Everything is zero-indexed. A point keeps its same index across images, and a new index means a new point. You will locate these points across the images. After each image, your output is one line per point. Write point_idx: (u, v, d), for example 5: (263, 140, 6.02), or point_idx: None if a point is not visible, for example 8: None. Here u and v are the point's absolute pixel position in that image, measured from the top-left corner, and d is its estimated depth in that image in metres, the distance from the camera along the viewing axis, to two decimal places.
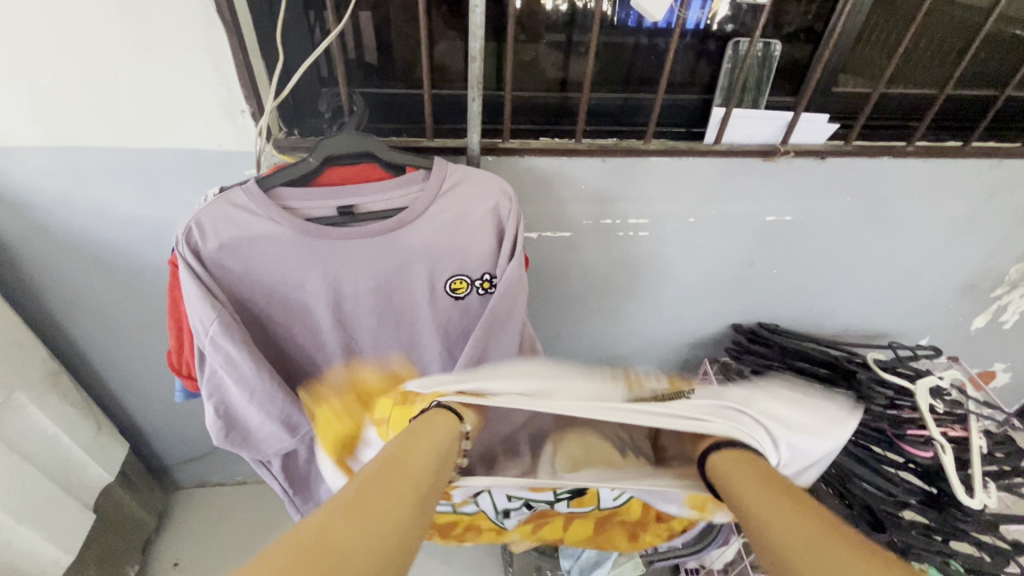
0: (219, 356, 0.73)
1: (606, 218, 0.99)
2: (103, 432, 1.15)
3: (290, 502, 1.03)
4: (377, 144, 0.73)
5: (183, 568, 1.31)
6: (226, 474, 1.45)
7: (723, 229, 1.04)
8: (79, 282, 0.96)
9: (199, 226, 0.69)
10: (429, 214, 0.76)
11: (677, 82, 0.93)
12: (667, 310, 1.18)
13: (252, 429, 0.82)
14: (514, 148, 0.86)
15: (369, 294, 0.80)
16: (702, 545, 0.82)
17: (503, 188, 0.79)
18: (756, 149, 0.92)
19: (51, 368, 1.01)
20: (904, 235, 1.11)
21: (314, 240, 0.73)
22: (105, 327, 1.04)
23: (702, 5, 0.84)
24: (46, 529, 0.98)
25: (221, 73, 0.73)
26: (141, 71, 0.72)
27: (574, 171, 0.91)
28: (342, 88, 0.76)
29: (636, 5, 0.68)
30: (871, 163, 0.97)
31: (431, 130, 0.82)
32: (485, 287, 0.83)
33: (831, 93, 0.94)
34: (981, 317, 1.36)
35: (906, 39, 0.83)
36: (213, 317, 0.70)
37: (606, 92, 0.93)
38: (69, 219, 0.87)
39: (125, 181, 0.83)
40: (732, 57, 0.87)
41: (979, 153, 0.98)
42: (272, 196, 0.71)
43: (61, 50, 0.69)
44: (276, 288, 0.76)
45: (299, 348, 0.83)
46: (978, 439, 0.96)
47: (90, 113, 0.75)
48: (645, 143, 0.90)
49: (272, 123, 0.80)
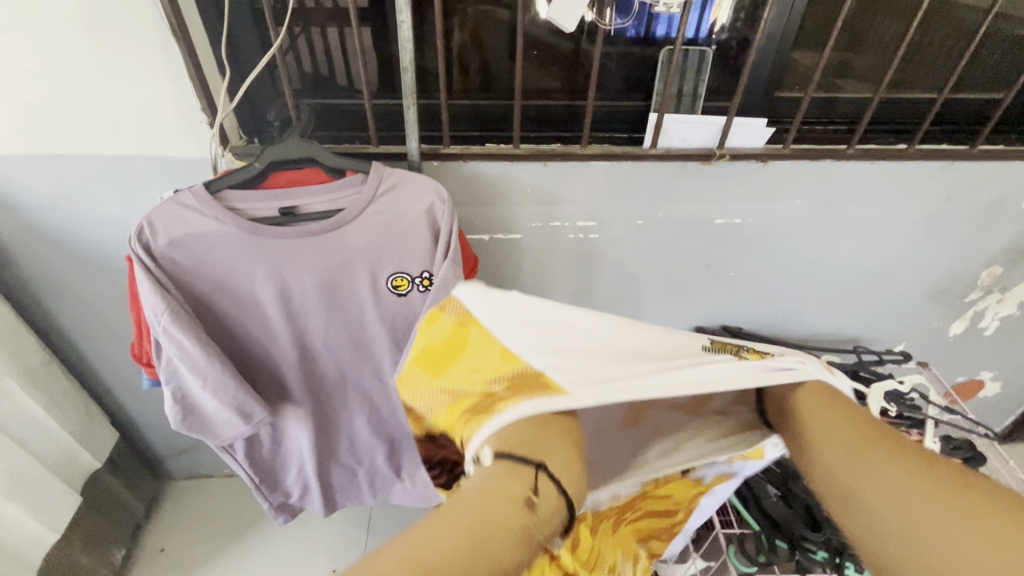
0: (172, 346, 0.79)
1: (555, 221, 1.03)
2: (94, 421, 1.23)
3: (257, 490, 1.08)
4: (318, 149, 0.80)
5: (168, 555, 1.39)
6: (214, 467, 1.52)
7: (672, 231, 1.07)
8: (66, 279, 1.04)
9: (151, 225, 0.76)
10: (366, 214, 0.81)
11: (618, 90, 0.97)
12: (627, 312, 1.20)
13: (208, 415, 0.88)
14: (456, 153, 0.91)
15: (313, 288, 0.85)
16: None
17: (438, 190, 0.84)
18: (694, 152, 0.95)
19: (42, 358, 1.09)
20: (860, 238, 1.11)
21: (257, 238, 0.79)
22: (92, 321, 1.12)
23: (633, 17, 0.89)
24: (31, 507, 1.06)
25: (179, 86, 0.81)
26: (108, 85, 0.80)
27: (518, 175, 0.95)
28: (289, 99, 0.83)
29: (548, 16, 0.73)
30: (815, 166, 0.98)
31: (374, 137, 0.88)
32: (425, 284, 0.87)
33: (769, 97, 0.97)
34: (958, 324, 1.33)
35: (831, 43, 0.86)
36: (164, 309, 0.77)
37: (548, 99, 0.97)
38: (53, 221, 0.95)
39: (101, 186, 0.91)
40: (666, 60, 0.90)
41: (926, 154, 0.98)
42: (219, 197, 0.77)
43: (35, 67, 0.77)
44: (226, 282, 0.82)
45: (253, 339, 0.89)
46: (929, 442, 0.95)
47: (66, 124, 0.83)
48: (583, 148, 0.94)
49: (231, 131, 0.88)
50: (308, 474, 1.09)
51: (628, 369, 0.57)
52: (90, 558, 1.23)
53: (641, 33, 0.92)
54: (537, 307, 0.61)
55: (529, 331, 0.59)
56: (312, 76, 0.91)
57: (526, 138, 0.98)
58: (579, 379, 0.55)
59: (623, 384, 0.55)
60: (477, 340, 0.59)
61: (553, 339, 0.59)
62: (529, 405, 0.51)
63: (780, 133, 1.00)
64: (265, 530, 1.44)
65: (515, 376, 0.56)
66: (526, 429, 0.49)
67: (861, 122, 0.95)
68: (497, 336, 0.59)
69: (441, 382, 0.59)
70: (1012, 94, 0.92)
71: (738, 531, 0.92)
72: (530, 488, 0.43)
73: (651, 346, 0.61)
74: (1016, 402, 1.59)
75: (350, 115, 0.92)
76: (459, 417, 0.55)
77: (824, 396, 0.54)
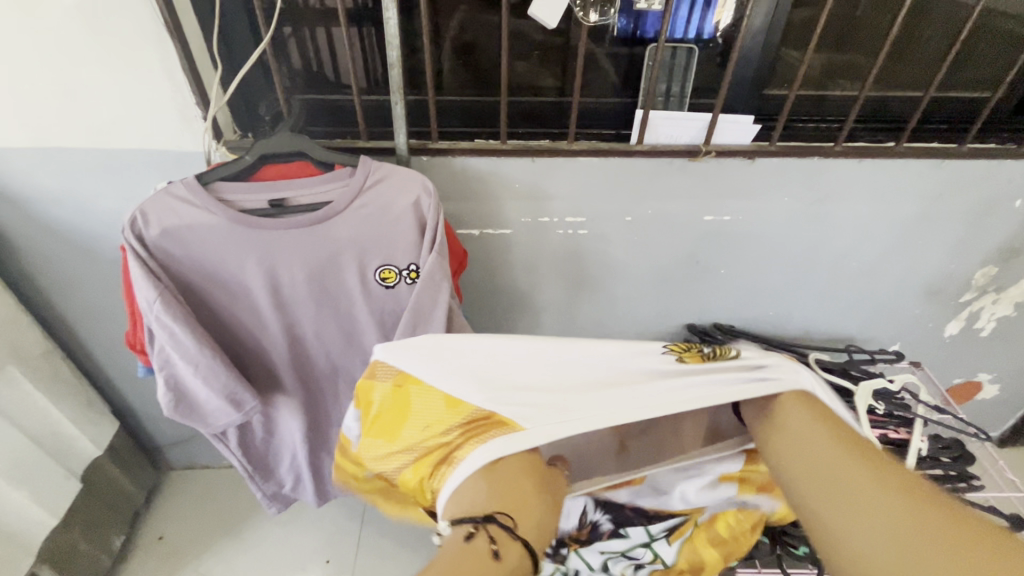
0: (164, 333, 0.81)
1: (544, 217, 1.04)
2: (95, 409, 1.26)
3: (250, 479, 1.10)
4: (307, 143, 0.82)
5: (166, 542, 1.41)
6: (212, 458, 1.54)
7: (662, 228, 1.07)
8: (66, 269, 1.06)
9: (144, 215, 0.78)
10: (354, 207, 0.83)
11: (606, 87, 0.98)
12: (618, 309, 1.21)
13: (199, 403, 0.90)
14: (444, 148, 0.93)
15: (303, 279, 0.87)
16: None
17: (424, 184, 0.85)
18: (680, 149, 0.96)
19: (43, 347, 1.12)
20: (851, 236, 1.11)
21: (247, 229, 0.81)
22: (92, 312, 1.15)
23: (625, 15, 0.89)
24: (31, 491, 1.08)
25: (174, 81, 0.83)
26: (105, 79, 0.82)
27: (507, 171, 0.97)
28: (280, 95, 0.86)
29: (530, 14, 0.75)
30: (803, 163, 0.99)
31: (363, 132, 0.90)
32: (413, 277, 0.89)
33: (755, 94, 0.97)
34: (954, 324, 1.32)
35: (813, 42, 0.87)
36: (155, 297, 0.79)
37: (537, 96, 0.98)
38: (53, 212, 0.97)
39: (99, 179, 0.93)
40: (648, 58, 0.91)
41: (914, 152, 0.98)
42: (210, 189, 0.80)
43: (35, 61, 0.79)
44: (217, 272, 0.84)
45: (244, 329, 0.91)
46: (916, 440, 0.95)
47: (64, 117, 0.85)
48: (570, 144, 0.95)
49: (225, 126, 0.91)
50: (301, 464, 1.10)
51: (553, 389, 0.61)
52: (90, 544, 1.26)
53: (632, 32, 0.92)
54: (461, 343, 0.64)
55: (461, 370, 0.62)
56: (304, 72, 0.93)
57: (513, 134, 0.99)
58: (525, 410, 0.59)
59: (586, 418, 0.59)
60: (419, 398, 0.61)
61: (484, 372, 0.62)
62: (488, 445, 0.55)
63: (767, 130, 1.01)
64: (260, 520, 1.46)
65: (467, 421, 0.59)
66: (479, 485, 0.54)
67: (847, 120, 0.96)
68: (438, 387, 0.61)
69: (396, 446, 0.61)
70: (999, 93, 0.92)
71: None
72: (491, 539, 0.48)
73: (609, 375, 0.63)
74: (1014, 406, 1.57)
75: (340, 110, 0.94)
76: (425, 476, 0.59)
77: (811, 419, 0.56)
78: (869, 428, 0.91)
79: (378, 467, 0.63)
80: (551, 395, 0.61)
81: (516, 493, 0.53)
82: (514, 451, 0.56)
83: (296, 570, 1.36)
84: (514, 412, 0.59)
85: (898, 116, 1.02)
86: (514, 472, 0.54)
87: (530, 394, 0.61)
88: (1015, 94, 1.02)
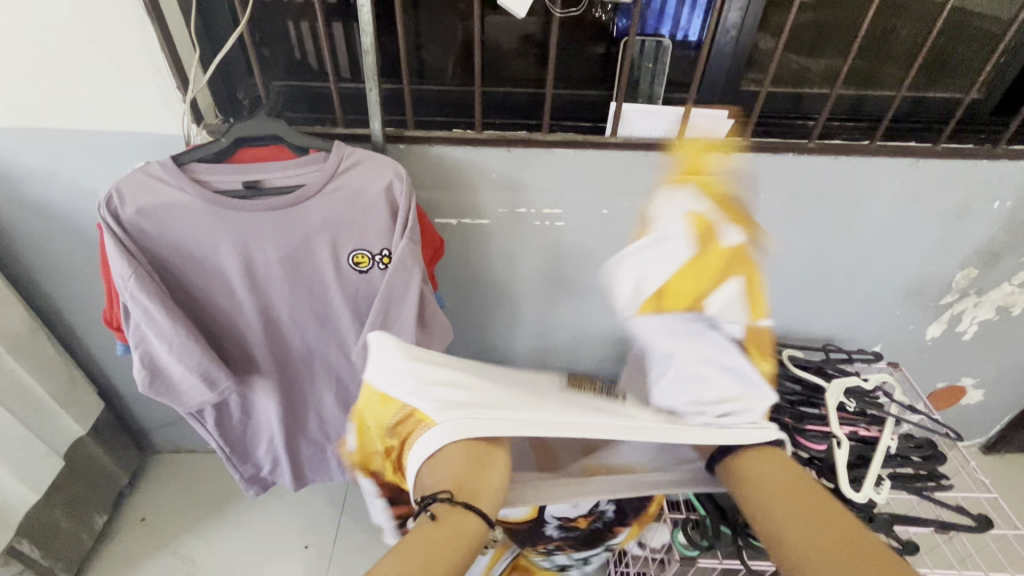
0: (138, 310, 0.83)
1: (521, 208, 1.05)
2: (79, 389, 1.28)
3: (227, 460, 1.11)
4: (282, 127, 0.83)
5: (149, 524, 1.43)
6: (197, 443, 1.56)
7: (638, 222, 1.08)
8: (51, 249, 1.09)
9: (120, 193, 0.80)
10: (326, 191, 0.85)
11: (582, 80, 1.00)
12: (596, 302, 1.22)
13: (174, 381, 0.91)
14: (420, 136, 0.94)
15: (276, 261, 0.88)
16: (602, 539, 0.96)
17: (397, 170, 0.87)
18: (654, 142, 0.97)
19: (28, 325, 1.14)
20: (829, 233, 1.12)
21: (221, 210, 0.82)
22: (77, 292, 1.17)
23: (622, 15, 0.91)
24: (14, 467, 1.10)
25: (155, 63, 0.85)
26: (88, 60, 0.84)
27: (483, 160, 0.98)
28: (259, 80, 0.88)
29: (501, 3, 0.77)
30: (777, 160, 1.00)
31: (341, 119, 0.92)
32: (385, 262, 0.90)
33: (731, 90, 0.98)
34: (935, 327, 1.32)
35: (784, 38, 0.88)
36: (130, 273, 0.80)
37: (515, 87, 0.99)
38: (38, 191, 1.00)
39: (83, 159, 0.95)
40: (641, 54, 0.92)
41: (889, 150, 0.99)
42: (186, 170, 0.82)
43: (20, 42, 0.81)
44: (191, 252, 0.86)
45: (219, 309, 0.93)
46: (885, 438, 0.95)
47: (48, 97, 0.87)
48: (544, 135, 0.96)
49: (206, 110, 0.93)
50: (277, 447, 1.12)
51: (501, 395, 0.67)
52: (71, 521, 1.28)
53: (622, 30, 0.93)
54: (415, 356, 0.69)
55: (405, 368, 0.67)
56: (284, 58, 0.95)
57: (491, 125, 1.00)
58: (448, 406, 0.64)
59: (509, 416, 0.64)
60: (365, 391, 0.70)
61: (422, 370, 0.67)
62: (423, 437, 0.62)
63: (742, 127, 1.02)
64: (241, 505, 1.47)
65: (400, 412, 0.65)
66: (436, 466, 0.62)
67: (821, 117, 0.96)
68: (377, 385, 0.68)
69: (368, 444, 0.69)
70: (972, 92, 0.92)
71: (684, 516, 0.93)
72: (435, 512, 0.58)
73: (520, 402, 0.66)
74: (998, 412, 1.57)
75: (320, 97, 0.96)
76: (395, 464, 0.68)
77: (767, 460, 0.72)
78: (837, 425, 0.93)
79: (366, 466, 0.70)
80: (480, 395, 0.67)
81: (469, 475, 0.62)
82: (450, 440, 0.62)
83: (275, 555, 1.38)
84: (431, 408, 0.64)
85: (873, 114, 1.03)
86: (460, 457, 0.63)
87: (444, 392, 0.66)
88: (991, 95, 1.03)
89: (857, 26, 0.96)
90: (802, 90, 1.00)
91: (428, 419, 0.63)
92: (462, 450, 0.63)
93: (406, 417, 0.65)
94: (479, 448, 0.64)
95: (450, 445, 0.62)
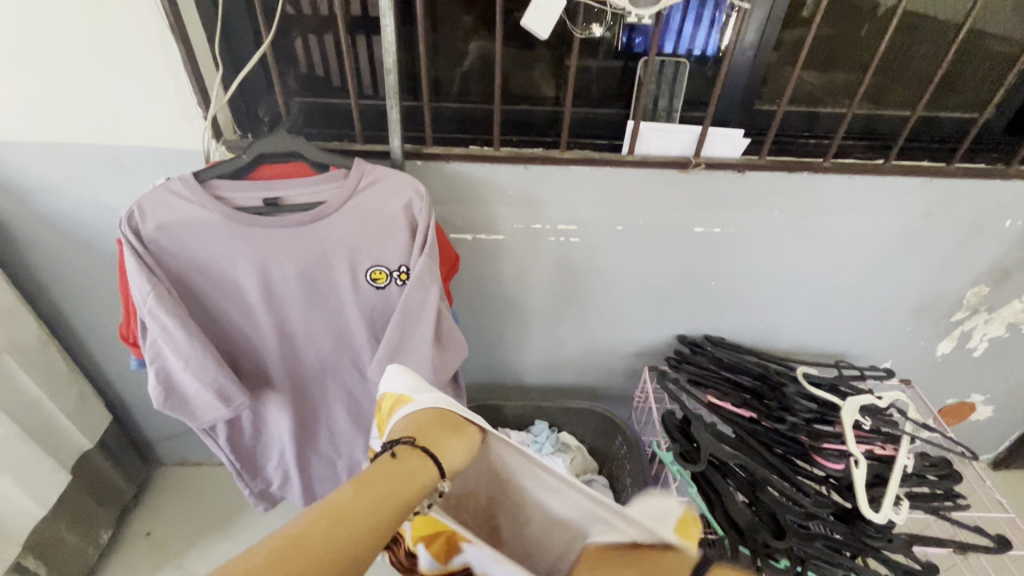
0: (156, 326, 0.83)
1: (536, 224, 1.05)
2: (87, 402, 1.27)
3: (237, 476, 1.10)
4: (303, 144, 0.84)
5: (154, 538, 1.41)
6: (202, 455, 1.55)
7: (652, 238, 1.08)
8: (64, 262, 1.08)
9: (140, 209, 0.80)
10: (346, 207, 0.85)
11: (598, 97, 1.00)
12: (608, 317, 1.22)
13: (188, 397, 0.90)
14: (438, 153, 0.95)
15: (294, 277, 0.88)
16: None
17: (417, 187, 0.87)
18: (670, 160, 0.97)
19: (39, 338, 1.13)
20: (841, 250, 1.12)
21: (241, 226, 0.82)
22: (87, 305, 1.16)
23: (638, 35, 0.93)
24: (21, 482, 1.09)
25: (177, 80, 0.86)
26: (110, 76, 0.84)
27: (499, 177, 0.98)
28: (280, 98, 0.88)
29: (523, 25, 0.78)
30: (791, 178, 1.00)
31: (360, 136, 0.92)
32: (402, 278, 0.90)
33: (746, 108, 0.99)
34: (946, 343, 1.32)
35: (801, 60, 0.89)
36: (149, 289, 0.80)
37: (533, 105, 1.00)
38: (55, 205, 0.99)
39: (101, 174, 0.95)
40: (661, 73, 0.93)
41: (902, 169, 1.00)
42: (207, 186, 0.82)
43: (43, 58, 0.82)
44: (210, 268, 0.86)
45: (234, 324, 0.93)
46: (902, 458, 0.94)
47: (69, 112, 0.88)
48: (561, 152, 0.97)
49: (226, 125, 0.93)
50: (288, 463, 1.10)
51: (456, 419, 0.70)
52: (76, 536, 1.27)
53: (632, 48, 0.95)
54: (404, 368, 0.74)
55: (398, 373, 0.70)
56: (302, 75, 0.95)
57: (509, 142, 1.01)
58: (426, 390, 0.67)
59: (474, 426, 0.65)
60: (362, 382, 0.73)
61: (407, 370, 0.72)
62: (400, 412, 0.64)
63: (756, 145, 1.03)
64: (247, 520, 1.46)
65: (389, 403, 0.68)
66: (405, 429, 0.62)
67: (836, 136, 0.97)
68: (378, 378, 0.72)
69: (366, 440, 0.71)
70: (986, 113, 0.93)
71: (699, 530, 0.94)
72: (390, 453, 0.58)
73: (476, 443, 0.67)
74: (1007, 428, 1.56)
75: (338, 114, 0.96)
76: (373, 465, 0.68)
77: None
78: (854, 444, 0.92)
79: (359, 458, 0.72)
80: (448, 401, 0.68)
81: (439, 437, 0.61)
82: (421, 407, 0.63)
83: None
84: (412, 389, 0.67)
85: (885, 133, 1.04)
86: (430, 418, 0.63)
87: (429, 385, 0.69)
88: (1004, 115, 1.04)
89: (871, 46, 0.97)
90: (816, 109, 1.01)
91: (406, 396, 0.66)
92: (433, 418, 0.63)
93: (395, 403, 0.66)
94: (456, 418, 0.64)
95: (423, 411, 0.63)
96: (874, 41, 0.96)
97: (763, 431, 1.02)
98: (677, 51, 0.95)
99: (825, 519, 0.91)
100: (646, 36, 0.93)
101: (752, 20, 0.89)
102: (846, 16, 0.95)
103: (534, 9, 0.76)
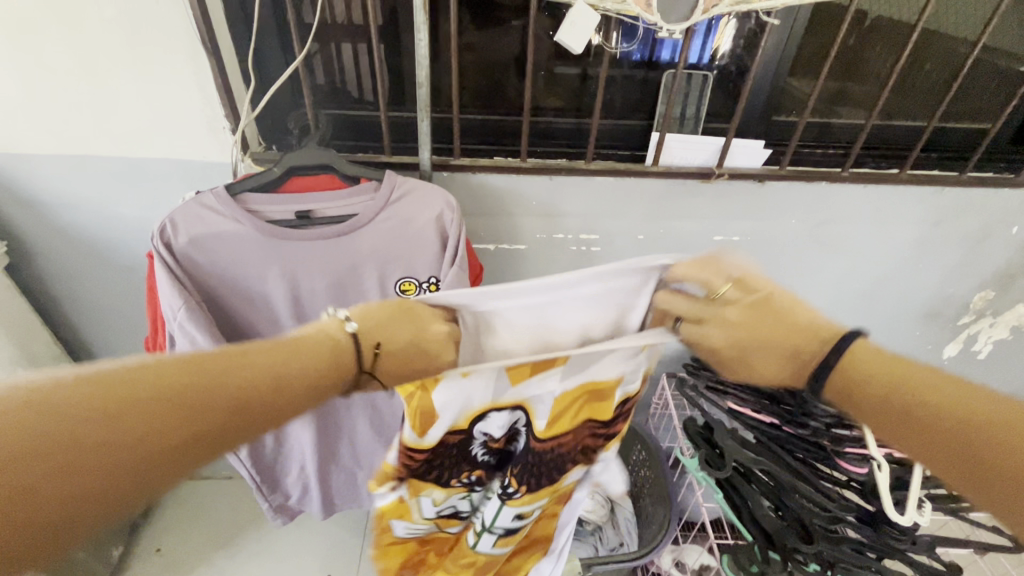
0: (185, 340, 0.80)
1: (558, 233, 1.06)
2: None
3: (257, 491, 1.08)
4: (334, 156, 0.83)
5: (165, 554, 1.39)
6: (211, 469, 1.52)
7: (672, 247, 1.10)
8: (80, 277, 1.07)
9: (172, 223, 0.79)
10: (378, 219, 0.85)
11: (620, 109, 1.02)
12: None
13: None
14: (464, 165, 0.95)
15: (323, 289, 0.88)
16: (653, 545, 1.03)
17: (448, 200, 0.88)
18: (693, 171, 0.99)
19: (53, 353, 1.11)
20: (855, 257, 1.14)
21: (273, 239, 0.82)
22: (103, 319, 1.15)
23: (663, 46, 0.95)
24: None
25: (205, 93, 0.85)
26: (137, 89, 0.84)
27: (524, 188, 0.99)
28: (308, 111, 0.88)
29: (558, 40, 0.80)
30: (809, 187, 1.02)
31: (388, 148, 0.93)
32: (432, 290, 0.90)
33: (765, 120, 1.02)
34: (953, 346, 1.35)
35: (823, 73, 0.91)
36: (181, 304, 0.78)
37: (556, 116, 1.02)
38: (74, 219, 0.98)
39: (122, 186, 0.94)
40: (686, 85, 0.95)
41: (915, 179, 1.02)
42: (239, 200, 0.81)
43: (71, 71, 0.81)
44: (240, 281, 0.85)
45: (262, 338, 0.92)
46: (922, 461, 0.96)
47: (93, 125, 0.87)
48: (586, 163, 0.98)
49: (251, 137, 0.93)
50: (309, 476, 1.09)
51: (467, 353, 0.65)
52: (87, 553, 1.24)
53: (655, 59, 0.97)
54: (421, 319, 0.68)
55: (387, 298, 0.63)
56: (328, 87, 0.96)
57: (533, 153, 1.02)
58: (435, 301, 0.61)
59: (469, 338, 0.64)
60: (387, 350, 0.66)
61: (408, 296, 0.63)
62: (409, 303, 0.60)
63: (775, 155, 1.05)
64: (260, 534, 1.44)
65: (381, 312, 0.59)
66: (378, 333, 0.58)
67: (853, 148, 1.00)
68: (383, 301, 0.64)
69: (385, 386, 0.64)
70: (997, 125, 0.96)
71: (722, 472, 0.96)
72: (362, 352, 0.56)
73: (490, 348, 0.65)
74: None
75: (364, 126, 0.97)
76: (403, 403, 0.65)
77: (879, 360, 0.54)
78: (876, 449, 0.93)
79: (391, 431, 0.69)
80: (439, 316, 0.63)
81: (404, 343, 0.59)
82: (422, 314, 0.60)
83: None
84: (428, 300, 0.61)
85: (898, 144, 1.07)
86: (406, 339, 0.58)
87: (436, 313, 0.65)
88: (1009, 127, 1.08)
89: (886, 59, 1.00)
90: (830, 121, 1.04)
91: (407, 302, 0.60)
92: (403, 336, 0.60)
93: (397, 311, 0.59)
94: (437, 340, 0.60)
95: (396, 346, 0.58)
96: (889, 54, 0.99)
97: (786, 437, 1.03)
98: (695, 60, 0.97)
99: (850, 523, 0.92)
100: (671, 48, 0.95)
101: (775, 35, 0.91)
102: (861, 30, 0.98)
103: (568, 24, 0.79)
